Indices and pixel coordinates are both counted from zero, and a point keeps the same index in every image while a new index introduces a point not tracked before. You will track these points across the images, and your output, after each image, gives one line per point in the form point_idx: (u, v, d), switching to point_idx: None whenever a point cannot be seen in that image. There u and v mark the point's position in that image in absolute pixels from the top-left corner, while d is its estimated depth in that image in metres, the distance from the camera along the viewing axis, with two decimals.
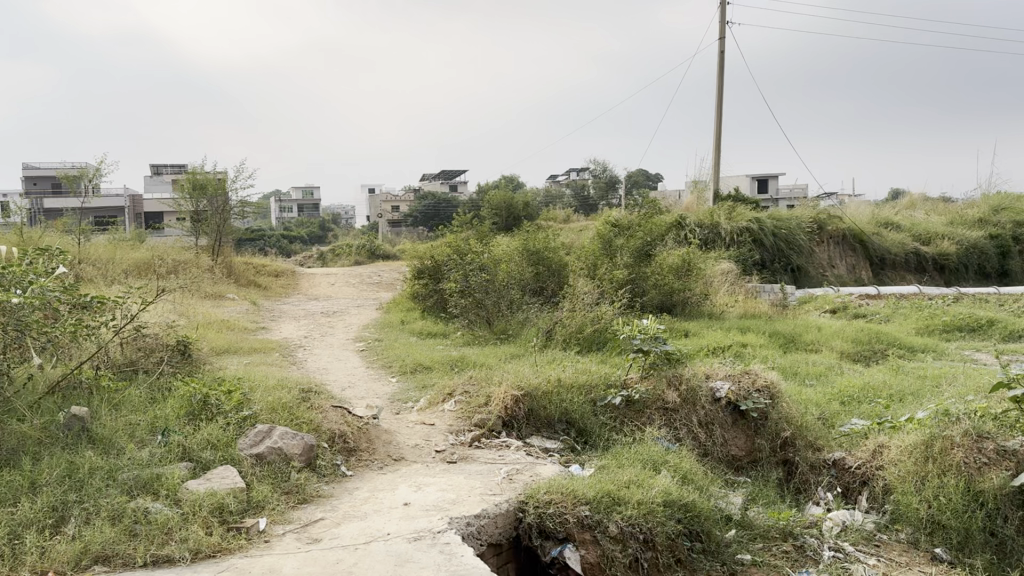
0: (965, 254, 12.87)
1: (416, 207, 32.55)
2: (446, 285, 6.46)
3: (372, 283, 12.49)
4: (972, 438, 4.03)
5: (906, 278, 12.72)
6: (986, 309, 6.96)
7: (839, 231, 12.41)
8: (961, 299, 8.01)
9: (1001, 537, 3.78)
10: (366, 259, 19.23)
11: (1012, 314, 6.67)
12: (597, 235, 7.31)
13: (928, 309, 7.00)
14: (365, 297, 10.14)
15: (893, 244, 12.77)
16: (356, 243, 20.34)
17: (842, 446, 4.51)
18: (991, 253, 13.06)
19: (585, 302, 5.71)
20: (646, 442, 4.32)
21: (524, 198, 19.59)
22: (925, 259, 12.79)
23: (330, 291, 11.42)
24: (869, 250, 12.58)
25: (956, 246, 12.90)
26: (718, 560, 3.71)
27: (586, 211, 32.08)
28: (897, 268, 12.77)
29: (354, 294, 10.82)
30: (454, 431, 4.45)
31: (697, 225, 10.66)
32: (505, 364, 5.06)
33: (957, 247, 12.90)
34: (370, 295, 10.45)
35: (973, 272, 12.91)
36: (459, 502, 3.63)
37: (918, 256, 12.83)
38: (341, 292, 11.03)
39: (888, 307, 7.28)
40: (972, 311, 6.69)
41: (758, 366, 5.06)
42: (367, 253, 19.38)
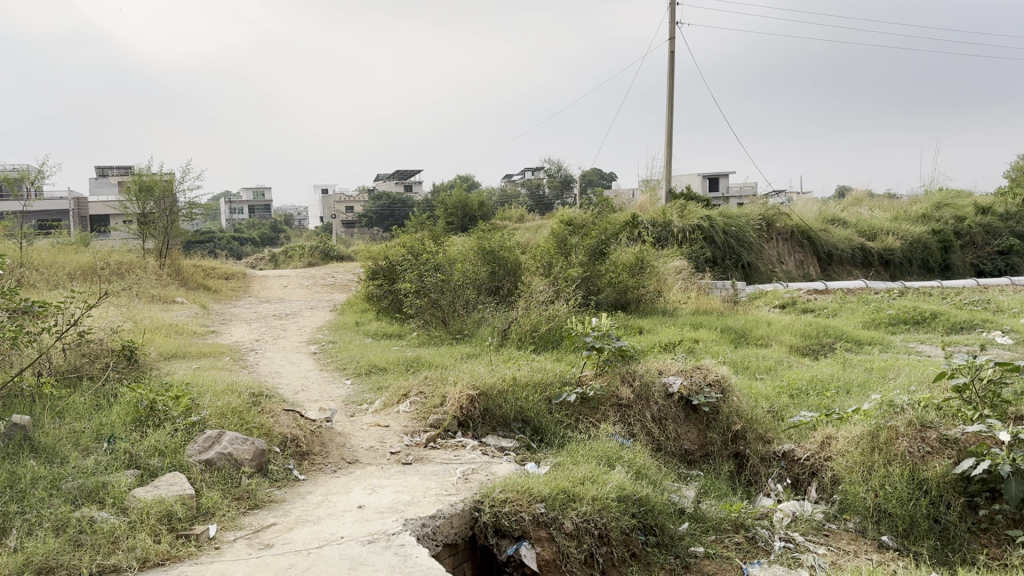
0: (909, 249, 13.25)
1: (372, 207, 32.26)
2: (400, 286, 6.41)
3: (326, 285, 12.36)
4: (915, 428, 4.17)
5: (852, 273, 13.02)
6: (928, 302, 7.15)
7: (787, 227, 12.68)
8: (905, 293, 8.23)
9: (944, 524, 3.88)
10: (320, 261, 18.98)
11: (953, 307, 6.87)
12: (552, 233, 7.32)
13: (872, 302, 7.18)
14: (319, 299, 10.03)
15: (840, 240, 13.07)
16: (309, 244, 20.07)
17: (791, 438, 4.59)
18: (934, 248, 13.44)
19: (539, 301, 5.73)
20: (600, 438, 4.35)
21: (480, 198, 19.55)
22: (871, 254, 13.12)
23: (283, 293, 11.26)
24: (817, 246, 12.86)
25: (901, 242, 13.26)
26: (671, 553, 3.76)
27: (541, 212, 31.97)
28: (844, 263, 13.07)
29: (306, 296, 10.70)
30: (410, 432, 4.42)
31: (649, 224, 10.78)
32: (460, 364, 5.04)
33: (902, 242, 13.26)
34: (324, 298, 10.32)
35: (917, 266, 13.29)
36: (413, 504, 3.61)
37: (865, 252, 13.15)
38: (293, 294, 10.91)
39: (835, 302, 7.45)
40: (915, 304, 6.88)
41: (709, 361, 5.13)
42: (320, 256, 19.13)
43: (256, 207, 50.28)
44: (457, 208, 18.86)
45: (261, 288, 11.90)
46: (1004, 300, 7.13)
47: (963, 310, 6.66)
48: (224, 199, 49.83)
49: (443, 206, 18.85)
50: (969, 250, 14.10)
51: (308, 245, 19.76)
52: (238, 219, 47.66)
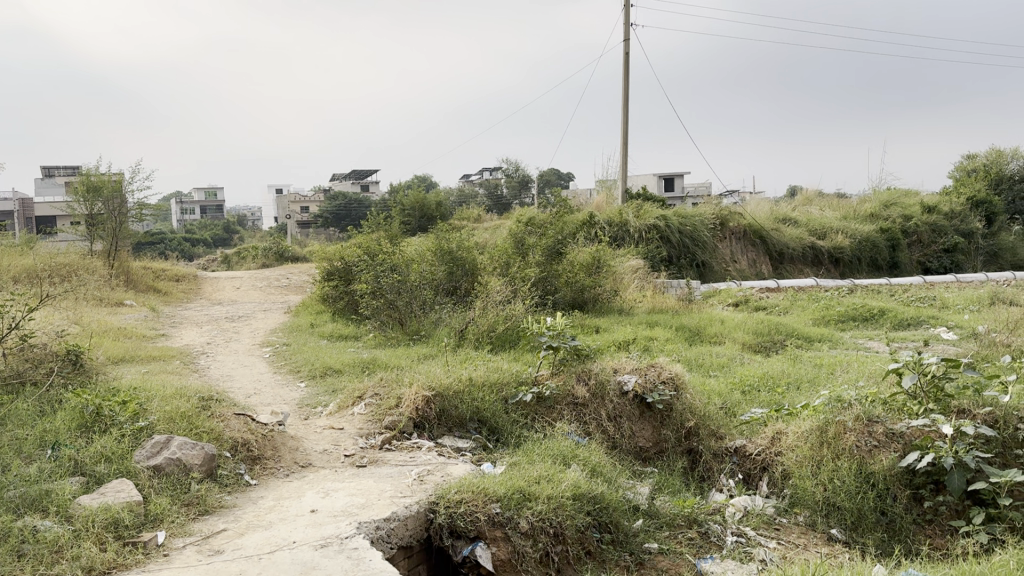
0: (858, 248, 13.55)
1: (328, 207, 31.91)
2: (357, 286, 6.36)
3: (281, 286, 12.21)
4: (863, 422, 4.27)
5: (803, 271, 13.20)
6: (876, 299, 7.33)
7: (740, 226, 12.90)
8: (853, 290, 8.43)
9: (891, 516, 3.98)
10: (275, 262, 18.72)
11: (899, 303, 7.06)
12: (510, 233, 7.33)
13: (821, 300, 7.34)
14: (271, 301, 9.88)
15: (791, 239, 13.30)
16: (264, 245, 19.78)
17: (743, 434, 4.67)
18: (883, 246, 13.75)
19: (495, 301, 5.73)
20: (556, 437, 4.37)
21: (438, 198, 19.48)
22: (821, 253, 13.39)
23: (234, 295, 11.09)
24: (769, 245, 13.09)
25: (850, 240, 13.55)
26: (626, 550, 3.80)
27: (500, 212, 32.12)
28: (795, 262, 13.29)
29: (259, 297, 10.55)
30: (365, 434, 4.39)
31: (606, 223, 10.87)
32: (416, 365, 5.02)
33: (851, 241, 13.55)
34: (278, 299, 10.18)
35: (866, 264, 13.60)
36: (367, 507, 3.58)
37: (816, 250, 13.42)
38: (246, 296, 10.75)
39: (787, 300, 7.59)
40: (863, 301, 7.04)
41: (664, 359, 5.18)
42: (274, 257, 18.86)
43: (208, 206, 49.27)
44: (415, 208, 18.77)
45: (214, 290, 11.69)
46: (948, 296, 7.33)
47: (908, 307, 6.83)
48: (177, 199, 48.77)
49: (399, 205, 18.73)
50: (917, 248, 14.48)
51: (262, 246, 19.47)
52: (193, 219, 46.78)
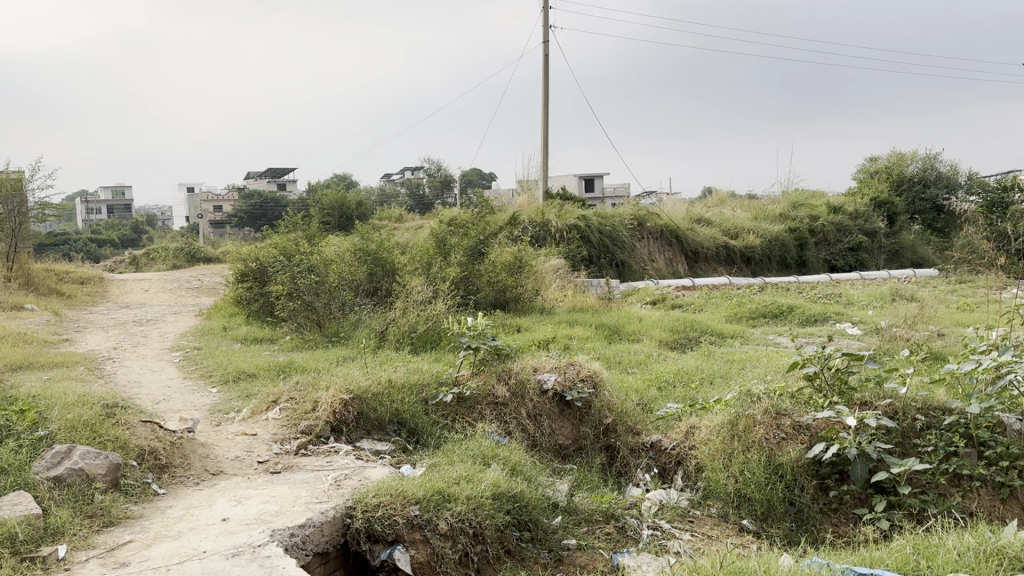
0: (768, 247, 14.04)
1: (243, 207, 31.02)
2: (273, 287, 6.21)
3: (192, 288, 11.81)
4: (771, 415, 4.43)
5: (717, 270, 13.63)
6: (786, 296, 7.63)
7: (657, 226, 13.27)
8: (763, 287, 8.75)
9: (799, 506, 4.14)
10: (186, 264, 18.10)
11: (807, 300, 7.37)
12: (432, 233, 7.29)
13: (734, 297, 7.60)
14: (181, 303, 9.55)
15: (705, 238, 13.68)
16: (175, 245, 19.09)
17: (658, 429, 4.78)
18: (791, 245, 14.28)
19: (416, 302, 5.71)
20: (476, 437, 4.38)
21: (358, 197, 19.24)
22: (734, 252, 13.84)
23: (143, 297, 10.68)
24: (684, 244, 13.46)
25: (761, 239, 14.01)
26: (545, 547, 3.83)
27: (423, 212, 32.00)
28: (709, 260, 13.71)
29: (169, 300, 10.18)
30: (279, 440, 4.29)
31: (528, 223, 10.96)
32: (333, 368, 4.94)
33: (761, 240, 14.02)
34: (189, 302, 9.84)
35: (776, 263, 14.12)
36: (281, 514, 3.50)
37: (728, 249, 13.86)
38: (155, 299, 10.37)
39: (701, 298, 7.81)
40: (774, 298, 7.33)
41: (582, 357, 5.25)
42: (185, 257, 18.24)
43: (116, 205, 47.25)
44: (334, 207, 18.47)
45: (120, 293, 11.21)
46: (852, 293, 7.71)
47: (816, 303, 7.14)
48: (85, 197, 46.50)
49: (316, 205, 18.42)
50: (823, 247, 15.07)
51: (172, 247, 18.78)
52: (101, 218, 44.70)
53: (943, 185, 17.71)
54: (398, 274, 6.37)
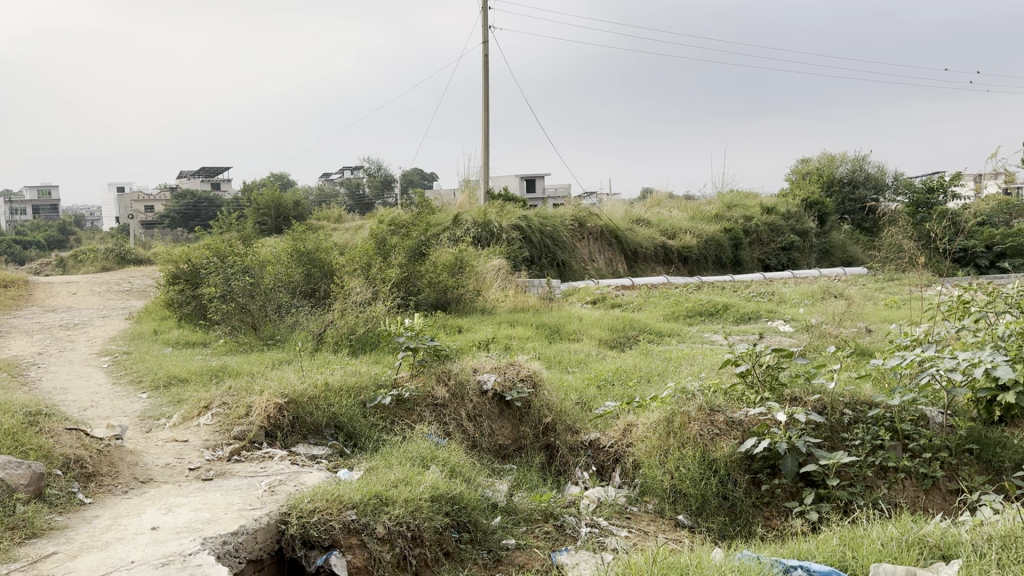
0: (704, 246, 14.33)
1: (175, 207, 30.23)
2: (205, 289, 6.07)
3: (122, 291, 11.49)
4: (705, 412, 4.51)
5: (656, 270, 13.85)
6: (721, 294, 7.81)
7: (597, 226, 13.44)
8: (700, 286, 8.94)
9: (732, 500, 4.21)
10: (116, 265, 17.60)
11: (742, 299, 7.55)
12: (372, 233, 7.23)
13: (672, 296, 7.73)
14: (109, 306, 9.27)
15: (643, 238, 13.89)
16: (105, 246, 18.49)
17: (597, 428, 4.84)
18: (726, 245, 14.61)
19: (354, 303, 5.66)
20: (415, 439, 4.35)
21: (296, 197, 18.97)
22: (671, 251, 14.08)
23: (69, 300, 10.34)
24: (623, 244, 13.65)
25: (696, 239, 14.29)
26: (484, 548, 3.84)
27: (362, 212, 31.87)
28: (648, 260, 13.91)
29: (95, 303, 9.88)
30: (211, 446, 4.21)
31: (470, 224, 10.95)
32: (267, 372, 4.86)
33: (697, 239, 14.29)
34: (119, 305, 9.56)
35: (712, 262, 14.42)
36: (213, 521, 3.43)
37: (666, 249, 14.09)
38: (81, 302, 10.06)
39: (640, 297, 7.93)
40: (709, 297, 7.47)
41: (522, 357, 5.27)
42: (115, 259, 17.73)
43: (42, 204, 45.54)
44: (270, 207, 18.19)
45: (46, 296, 10.83)
46: (784, 291, 7.92)
47: (750, 302, 7.32)
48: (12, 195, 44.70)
49: (252, 206, 18.12)
50: (756, 247, 15.45)
51: (100, 248, 18.18)
52: (30, 218, 43.01)
53: (872, 185, 18.38)
54: (336, 275, 6.30)
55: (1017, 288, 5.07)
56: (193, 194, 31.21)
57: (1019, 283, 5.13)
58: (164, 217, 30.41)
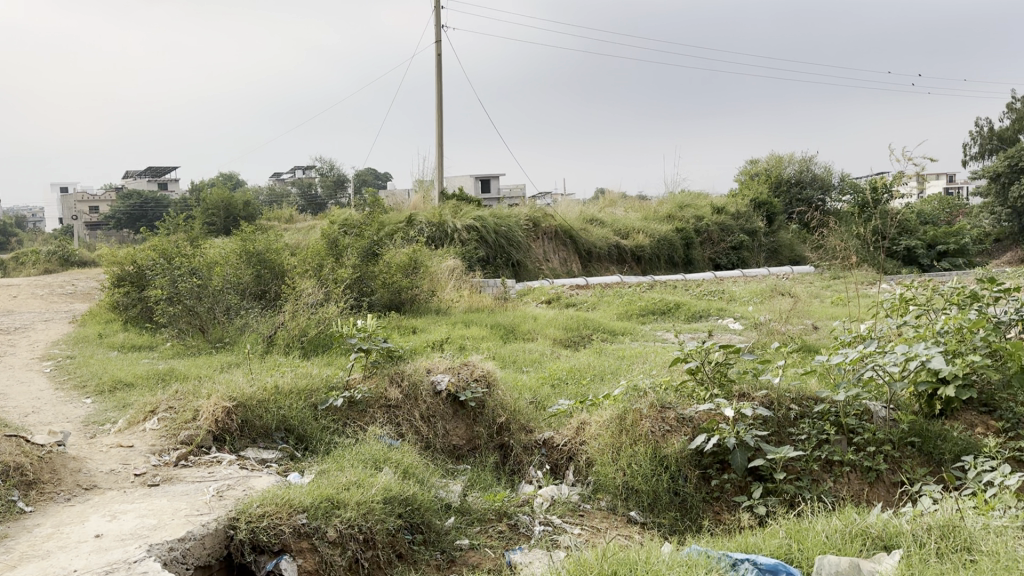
0: (656, 246, 14.49)
1: (122, 208, 29.56)
2: (151, 292, 5.95)
3: (64, 294, 11.21)
4: (656, 409, 4.57)
5: (609, 269, 14.00)
6: (672, 293, 7.93)
7: (551, 227, 13.53)
8: (652, 285, 9.06)
9: (683, 496, 4.27)
10: (59, 267, 17.17)
11: (693, 297, 7.68)
12: (324, 233, 7.18)
13: (624, 295, 7.83)
14: (49, 310, 9.02)
15: (598, 238, 14.02)
16: (47, 248, 17.99)
17: (550, 426, 4.87)
18: (678, 245, 14.81)
19: (305, 305, 5.62)
20: (368, 441, 4.33)
21: (246, 198, 18.75)
22: (624, 251, 14.22)
23: (8, 304, 10.05)
24: (578, 244, 13.77)
25: (649, 239, 14.46)
26: (437, 549, 3.82)
27: (314, 212, 31.46)
28: (602, 260, 14.04)
29: (34, 307, 9.61)
30: (157, 451, 4.13)
31: (424, 224, 10.92)
32: (216, 375, 4.79)
33: (650, 239, 14.46)
34: (62, 308, 9.30)
35: (664, 261, 14.60)
36: (160, 528, 3.36)
37: (619, 249, 14.23)
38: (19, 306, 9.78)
39: (594, 296, 8.00)
40: (661, 296, 7.58)
41: (476, 358, 5.28)
42: (59, 261, 17.30)
43: None
44: (219, 207, 17.95)
45: None
46: (734, 289, 8.07)
47: (701, 300, 7.44)
48: None
49: (203, 206, 17.79)
50: (707, 246, 15.71)
51: (42, 250, 17.69)
52: None
53: (818, 185, 18.82)
54: (287, 276, 6.24)
55: (955, 284, 5.24)
56: (145, 194, 30.52)
57: (958, 280, 5.31)
58: (113, 218, 29.66)
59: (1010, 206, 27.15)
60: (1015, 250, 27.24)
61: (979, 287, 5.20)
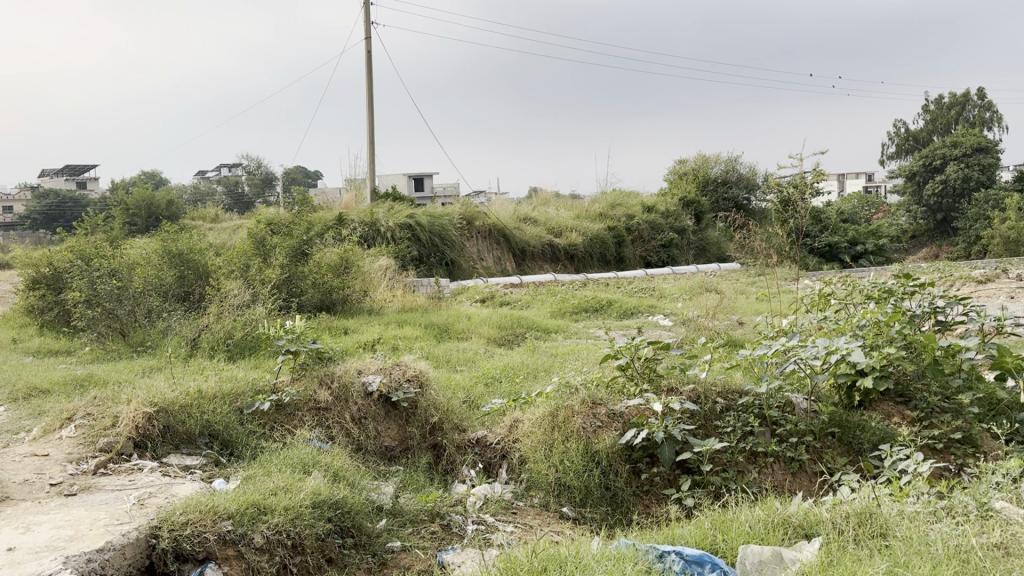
0: (589, 245, 14.68)
1: (40, 208, 28.33)
2: (69, 294, 5.73)
3: None
4: (588, 405, 4.64)
5: (543, 267, 14.16)
6: (602, 291, 8.04)
7: (485, 225, 13.56)
8: (583, 283, 9.17)
9: (614, 490, 4.34)
10: None
11: (624, 294, 7.81)
12: (250, 233, 7.04)
13: (558, 293, 7.90)
14: None
15: (531, 237, 14.15)
16: None
17: (483, 425, 4.89)
18: (610, 243, 15.02)
19: (231, 307, 5.51)
20: (296, 445, 4.25)
21: (169, 197, 18.27)
22: (558, 250, 14.39)
23: None
24: (511, 242, 13.88)
25: (583, 238, 14.63)
26: (368, 552, 3.78)
27: (240, 209, 30.63)
28: (535, 259, 14.19)
29: None
30: (75, 459, 3.98)
31: (356, 223, 10.80)
32: (137, 380, 4.65)
33: (583, 238, 14.63)
34: None
35: (596, 259, 14.82)
36: (77, 539, 3.23)
37: (553, 247, 14.39)
38: None
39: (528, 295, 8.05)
40: (593, 293, 7.69)
41: (408, 358, 5.26)
42: None
43: None
44: (140, 207, 17.41)
45: None
46: (664, 287, 8.23)
47: (632, 297, 7.56)
48: None
49: (124, 206, 17.20)
50: (638, 244, 16.02)
51: None
52: None
53: (743, 185, 19.35)
54: (211, 276, 6.10)
55: (872, 280, 5.45)
56: (66, 194, 29.36)
57: (875, 276, 5.54)
58: (31, 218, 28.41)
59: (924, 204, 28.46)
60: (930, 246, 28.58)
61: (896, 282, 5.41)
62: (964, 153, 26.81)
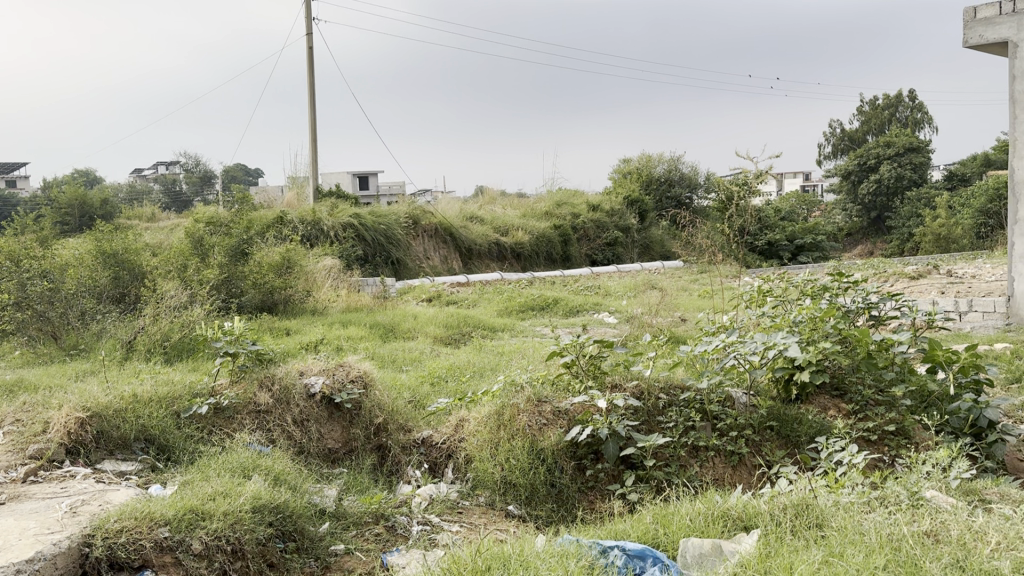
0: (535, 244, 14.79)
1: None
2: None
3: None
4: (533, 403, 4.67)
5: (490, 266, 14.19)
6: (546, 289, 8.11)
7: (431, 224, 13.50)
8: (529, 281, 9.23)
9: (559, 487, 4.36)
10: None
11: (569, 292, 7.88)
12: (187, 232, 6.89)
13: (504, 292, 7.92)
14: None
15: (478, 236, 14.18)
16: None
17: (429, 425, 4.88)
18: (556, 241, 15.17)
19: (169, 308, 5.39)
20: (235, 449, 4.18)
21: (104, 196, 17.75)
22: (504, 249, 14.45)
23: None
24: (457, 242, 13.88)
25: (528, 237, 14.72)
26: (311, 556, 3.72)
27: (180, 208, 29.92)
28: (482, 258, 14.22)
29: None
30: (2, 466, 3.81)
31: (299, 222, 10.67)
32: (70, 384, 4.51)
33: (529, 237, 14.72)
34: None
35: (541, 258, 14.96)
36: (5, 550, 3.11)
37: (499, 246, 14.44)
38: None
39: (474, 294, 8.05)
40: (538, 291, 7.74)
41: (351, 358, 5.23)
42: None
43: None
44: (73, 206, 16.85)
45: None
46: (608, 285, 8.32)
47: (577, 295, 7.63)
48: None
49: (55, 206, 16.58)
50: (584, 242, 16.17)
51: None
52: None
53: (686, 184, 19.71)
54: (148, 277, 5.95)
55: (808, 277, 5.59)
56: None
57: (811, 273, 5.69)
58: None
59: (858, 203, 29.16)
60: (866, 244, 29.54)
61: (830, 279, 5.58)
62: (896, 153, 27.75)
